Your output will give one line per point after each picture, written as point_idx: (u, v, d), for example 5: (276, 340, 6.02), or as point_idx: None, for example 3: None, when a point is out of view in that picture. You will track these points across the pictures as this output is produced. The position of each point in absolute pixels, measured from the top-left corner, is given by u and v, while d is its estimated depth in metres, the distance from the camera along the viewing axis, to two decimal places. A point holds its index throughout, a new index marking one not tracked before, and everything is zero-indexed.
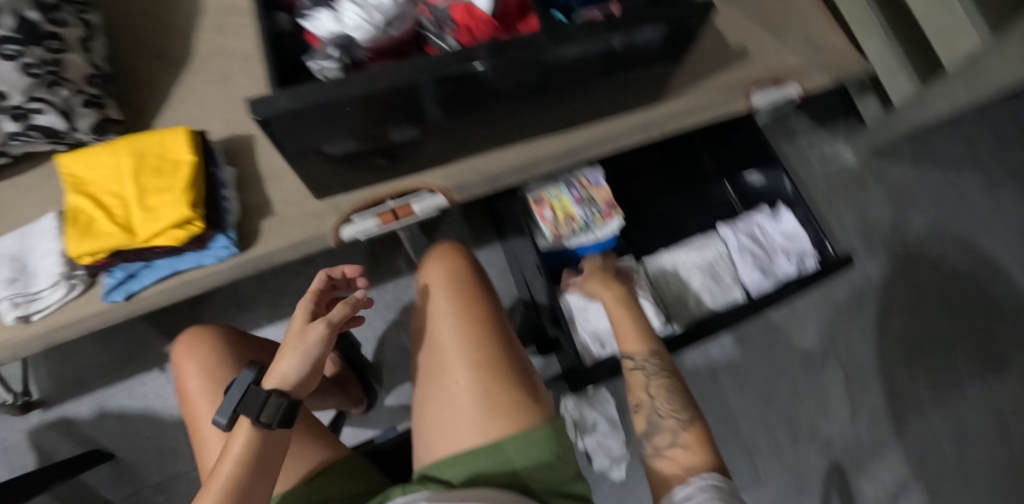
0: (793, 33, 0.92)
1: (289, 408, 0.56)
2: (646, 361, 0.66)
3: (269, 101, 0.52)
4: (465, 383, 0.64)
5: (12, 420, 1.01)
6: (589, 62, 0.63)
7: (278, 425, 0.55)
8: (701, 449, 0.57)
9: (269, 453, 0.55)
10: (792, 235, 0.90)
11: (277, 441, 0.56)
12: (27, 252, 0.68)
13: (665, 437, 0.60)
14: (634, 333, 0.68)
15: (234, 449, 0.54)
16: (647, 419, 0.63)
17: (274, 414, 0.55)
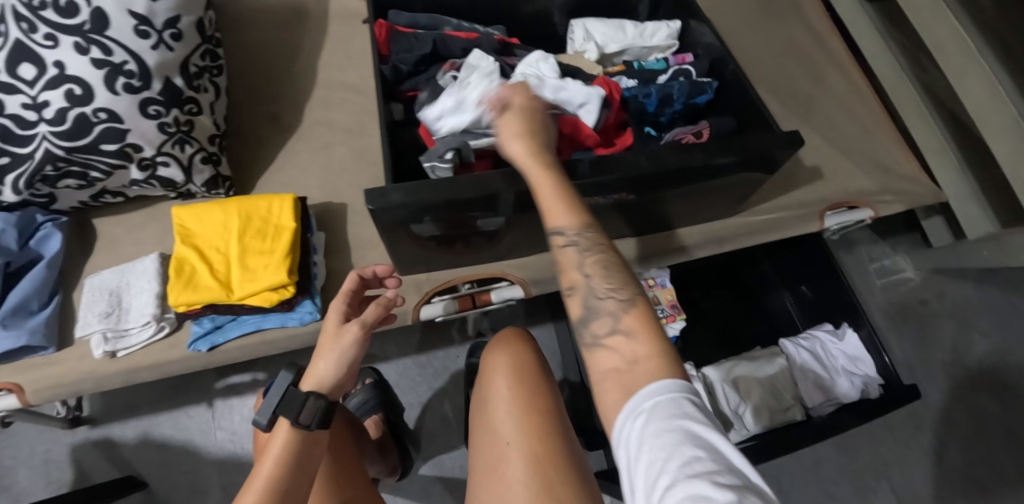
0: (867, 158, 0.93)
1: (327, 410, 0.56)
2: (578, 233, 0.48)
3: (385, 193, 0.57)
4: (522, 470, 0.63)
5: (59, 433, 1.04)
6: (677, 181, 0.67)
7: (316, 427, 0.55)
8: (652, 336, 0.43)
9: (303, 461, 0.55)
10: (855, 357, 0.89)
11: (312, 447, 0.56)
12: (123, 288, 0.72)
13: (604, 323, 0.45)
14: (562, 204, 0.49)
15: (271, 453, 0.54)
16: (583, 302, 0.47)
17: (313, 414, 0.55)
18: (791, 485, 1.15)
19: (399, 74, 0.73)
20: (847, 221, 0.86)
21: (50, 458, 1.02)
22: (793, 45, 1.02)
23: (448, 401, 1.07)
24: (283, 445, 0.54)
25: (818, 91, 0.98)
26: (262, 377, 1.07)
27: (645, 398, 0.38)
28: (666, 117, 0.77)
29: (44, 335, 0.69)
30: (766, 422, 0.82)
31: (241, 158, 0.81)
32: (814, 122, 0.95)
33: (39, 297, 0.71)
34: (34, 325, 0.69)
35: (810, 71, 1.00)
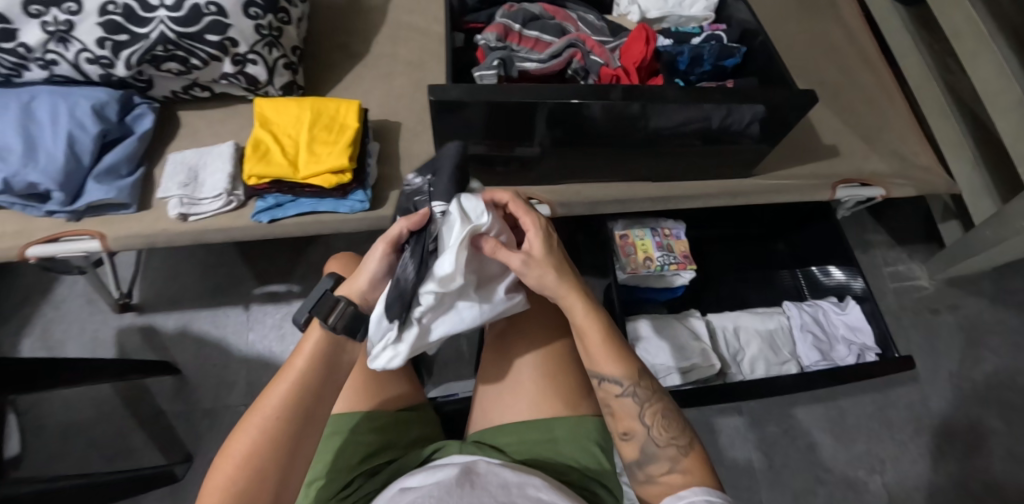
0: (886, 144, 0.98)
1: (356, 316, 0.54)
2: (633, 387, 0.54)
3: (445, 88, 0.67)
4: (531, 361, 0.66)
5: (110, 316, 1.15)
6: (698, 118, 0.76)
7: (342, 329, 0.53)
8: (701, 473, 0.51)
9: (333, 358, 0.54)
10: (856, 328, 0.92)
11: (338, 347, 0.54)
12: (200, 166, 0.81)
13: (660, 465, 0.53)
14: (608, 352, 0.55)
15: (304, 350, 0.53)
16: (641, 449, 0.54)
17: (342, 317, 0.53)
18: (783, 464, 1.16)
19: (465, 6, 0.83)
20: (859, 196, 0.92)
21: (98, 336, 1.12)
22: (824, 38, 1.08)
23: (465, 334, 1.14)
24: (316, 348, 0.52)
25: (845, 80, 1.04)
26: (296, 290, 1.17)
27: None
28: (695, 76, 0.83)
29: (128, 195, 0.79)
30: (762, 370, 0.89)
31: (313, 75, 0.92)
32: (837, 105, 1.01)
33: (128, 164, 0.81)
34: (121, 184, 0.79)
35: (838, 63, 1.06)
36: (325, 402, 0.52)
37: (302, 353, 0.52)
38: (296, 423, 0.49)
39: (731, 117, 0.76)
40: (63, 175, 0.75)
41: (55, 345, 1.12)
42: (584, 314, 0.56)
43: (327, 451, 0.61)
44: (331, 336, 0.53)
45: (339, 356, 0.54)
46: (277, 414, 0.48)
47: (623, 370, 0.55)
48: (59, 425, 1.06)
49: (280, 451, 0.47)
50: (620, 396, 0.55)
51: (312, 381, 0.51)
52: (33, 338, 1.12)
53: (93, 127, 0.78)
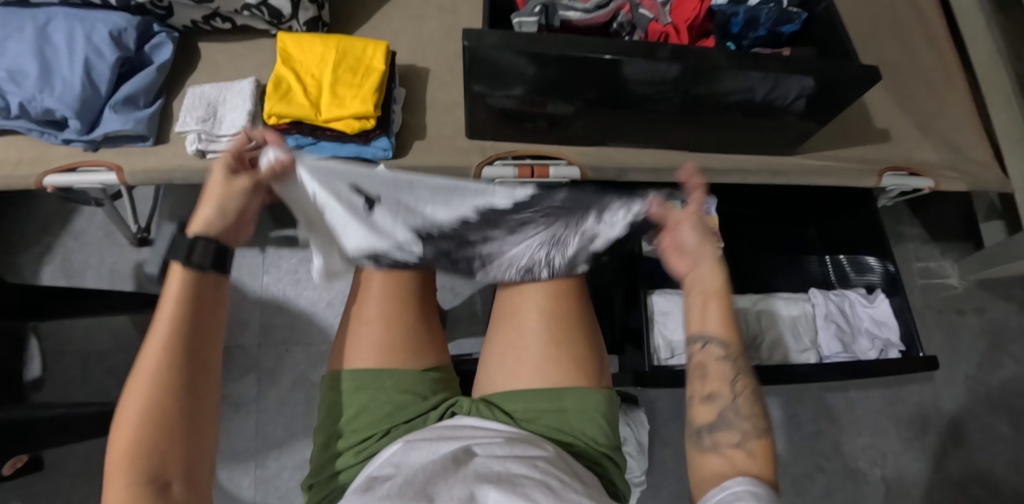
0: (939, 131, 0.92)
1: (220, 252, 0.52)
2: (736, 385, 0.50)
3: (480, 35, 0.63)
4: (540, 333, 0.63)
5: (128, 249, 1.15)
6: (738, 96, 0.73)
7: (211, 268, 0.51)
8: (767, 462, 0.45)
9: (199, 322, 0.48)
10: (882, 322, 0.89)
11: (204, 307, 0.49)
12: (219, 102, 0.78)
13: (730, 435, 0.47)
14: (729, 327, 0.53)
15: (170, 297, 0.48)
16: (716, 412, 0.49)
17: (206, 253, 0.50)
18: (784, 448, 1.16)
19: None
20: (904, 186, 0.87)
21: (116, 269, 1.13)
22: (887, 13, 1.00)
23: (479, 294, 1.12)
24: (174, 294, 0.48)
25: (905, 60, 0.97)
26: None
27: (724, 490, 0.43)
28: (749, 40, 0.77)
29: (146, 126, 0.77)
30: (780, 356, 0.87)
31: (341, 12, 0.87)
32: (894, 87, 0.94)
33: (147, 95, 0.78)
34: (138, 116, 0.77)
35: (900, 41, 0.98)
36: (206, 362, 0.48)
37: (166, 304, 0.47)
38: (184, 374, 0.45)
39: (774, 94, 0.72)
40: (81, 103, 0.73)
41: (76, 275, 1.12)
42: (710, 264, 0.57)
43: (352, 410, 0.60)
44: (191, 288, 0.49)
45: (206, 297, 0.50)
46: (161, 366, 0.44)
47: (728, 334, 0.52)
48: (79, 352, 1.08)
49: (178, 403, 0.44)
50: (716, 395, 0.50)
51: (186, 329, 0.47)
52: (53, 266, 1.13)
53: (111, 55, 0.75)
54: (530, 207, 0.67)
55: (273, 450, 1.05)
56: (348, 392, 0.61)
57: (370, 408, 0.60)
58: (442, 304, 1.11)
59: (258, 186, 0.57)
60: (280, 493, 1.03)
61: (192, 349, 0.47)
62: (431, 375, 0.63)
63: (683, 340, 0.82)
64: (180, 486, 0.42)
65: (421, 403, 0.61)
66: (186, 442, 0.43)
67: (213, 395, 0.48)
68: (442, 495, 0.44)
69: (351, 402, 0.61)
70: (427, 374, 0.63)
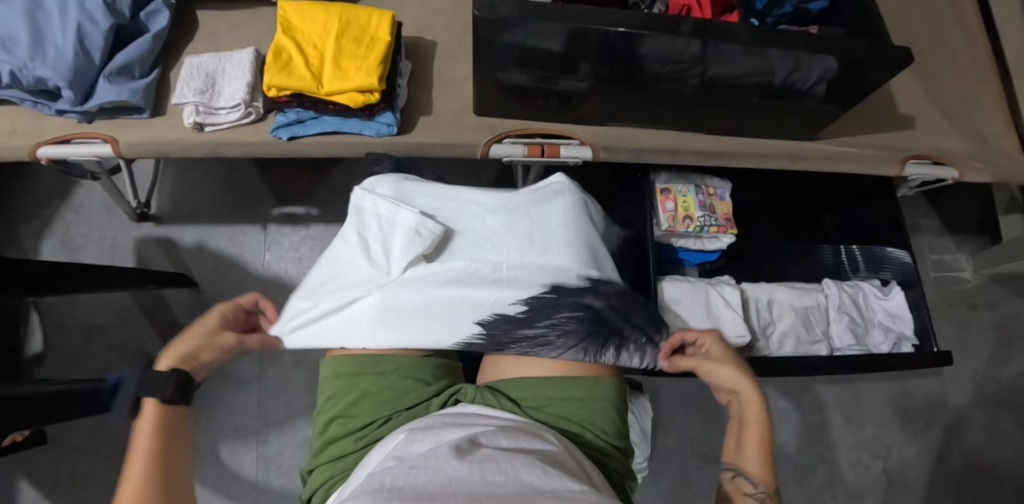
0: (966, 119, 0.88)
1: (184, 383, 0.50)
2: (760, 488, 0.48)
3: (492, 3, 0.59)
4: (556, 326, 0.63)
5: (127, 224, 1.13)
6: (760, 75, 0.69)
7: (180, 399, 0.49)
8: None
9: (188, 415, 0.51)
10: (896, 315, 0.87)
11: (187, 406, 0.52)
12: (218, 73, 0.75)
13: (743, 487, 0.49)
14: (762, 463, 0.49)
15: (143, 434, 0.47)
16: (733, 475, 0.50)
17: (174, 389, 0.49)
18: (788, 439, 1.14)
19: None
20: (927, 176, 0.84)
21: (116, 244, 1.11)
22: None
23: None
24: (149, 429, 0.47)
25: (934, 44, 0.93)
26: (315, 214, 1.14)
27: None
28: (772, 18, 0.74)
29: (142, 98, 0.74)
30: (790, 347, 0.85)
31: None
32: (920, 72, 0.90)
33: (142, 65, 0.76)
34: (134, 86, 0.74)
35: (929, 24, 0.94)
36: (184, 487, 0.45)
37: (138, 438, 0.46)
38: (163, 496, 0.43)
39: (798, 73, 0.69)
40: (73, 72, 0.71)
41: (75, 249, 1.11)
42: (743, 381, 0.56)
43: (351, 396, 0.59)
44: (164, 417, 0.48)
45: (178, 426, 0.49)
46: (139, 494, 0.42)
47: (765, 475, 0.49)
48: (79, 326, 1.07)
49: (177, 468, 0.45)
50: (750, 495, 0.48)
51: (164, 459, 0.45)
52: (52, 240, 1.11)
53: (104, 22, 0.72)
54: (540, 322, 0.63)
55: (274, 428, 1.04)
56: (349, 377, 0.60)
57: (370, 393, 0.59)
58: None
59: (226, 346, 0.57)
60: (281, 471, 1.02)
61: (170, 478, 0.44)
62: (433, 361, 0.62)
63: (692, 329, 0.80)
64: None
65: (424, 389, 0.60)
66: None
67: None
68: (443, 494, 0.41)
69: (351, 388, 0.59)
70: (431, 361, 0.62)
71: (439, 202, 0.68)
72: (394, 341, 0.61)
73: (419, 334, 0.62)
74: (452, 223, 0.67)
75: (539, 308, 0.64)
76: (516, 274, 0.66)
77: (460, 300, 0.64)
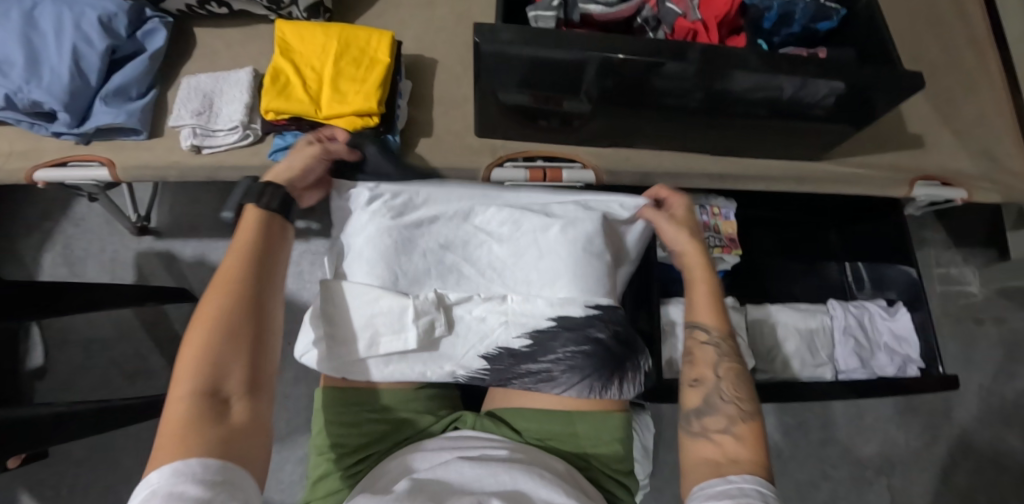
0: (976, 139, 0.87)
1: (285, 200, 0.54)
2: (719, 339, 0.57)
3: (494, 31, 0.58)
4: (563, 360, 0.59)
5: (128, 238, 1.12)
6: (763, 99, 0.69)
7: (276, 211, 0.53)
8: (756, 446, 0.49)
9: (267, 250, 0.50)
10: (902, 337, 0.86)
11: (271, 234, 0.51)
12: (216, 94, 0.74)
13: (718, 421, 0.51)
14: (711, 307, 0.59)
15: (242, 234, 0.50)
16: (704, 397, 0.54)
17: (272, 201, 0.53)
18: (791, 455, 1.13)
19: None
20: (936, 197, 0.82)
21: (116, 257, 1.11)
22: (927, 9, 0.94)
23: None
24: (250, 231, 0.50)
25: (944, 61, 0.91)
26: (315, 228, 1.13)
27: (724, 482, 0.44)
28: (779, 38, 0.73)
29: (139, 120, 0.74)
30: (795, 371, 0.83)
31: None
32: (929, 90, 0.89)
33: (140, 85, 0.75)
34: (131, 108, 0.73)
35: (938, 40, 0.92)
36: (247, 335, 0.45)
37: (232, 248, 0.49)
38: (251, 300, 0.46)
39: (801, 98, 0.68)
40: (69, 94, 0.70)
41: (76, 263, 1.11)
42: (689, 243, 0.63)
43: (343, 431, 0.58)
44: (263, 225, 0.51)
45: (272, 234, 0.52)
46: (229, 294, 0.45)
47: (717, 325, 0.58)
48: (80, 340, 1.08)
49: (236, 319, 0.44)
50: (705, 345, 0.57)
51: (257, 267, 0.48)
52: (53, 253, 1.11)
53: (100, 43, 0.71)
54: (547, 356, 0.60)
55: (275, 443, 1.04)
56: (339, 412, 0.58)
57: (364, 429, 0.58)
58: None
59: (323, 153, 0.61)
60: (281, 486, 1.02)
61: (260, 281, 0.48)
62: (427, 393, 0.62)
63: None
64: (239, 402, 0.42)
65: (419, 420, 0.60)
66: (249, 358, 0.44)
67: (271, 318, 0.48)
68: None
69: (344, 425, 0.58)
70: (423, 393, 0.62)
71: (453, 229, 0.64)
72: (398, 374, 0.60)
73: (423, 366, 0.61)
74: (463, 253, 0.64)
75: (545, 342, 0.60)
76: (520, 307, 0.62)
77: (465, 334, 0.62)
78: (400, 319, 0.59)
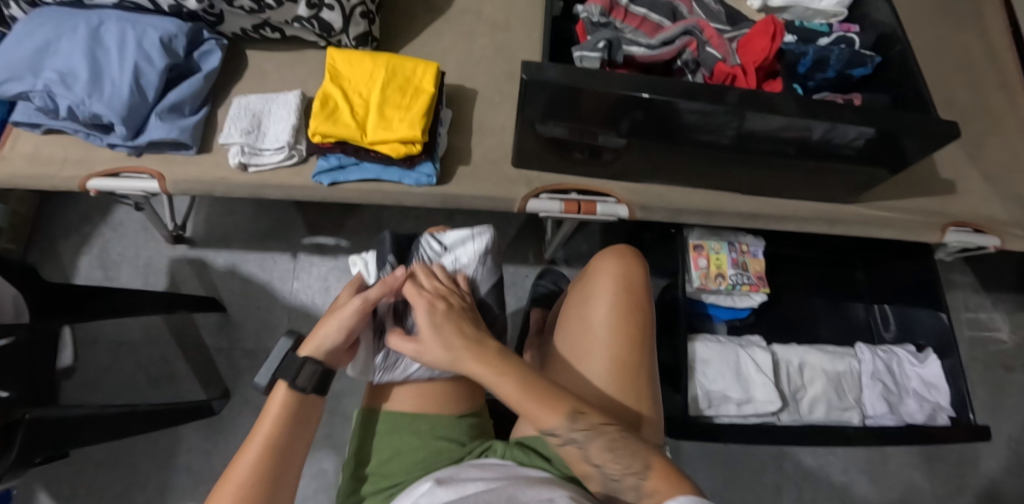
0: (1010, 187, 0.87)
1: (325, 376, 0.57)
2: (568, 434, 0.51)
3: (540, 68, 0.59)
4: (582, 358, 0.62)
5: (163, 245, 1.16)
6: (786, 144, 0.70)
7: (312, 390, 0.56)
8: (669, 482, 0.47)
9: (297, 425, 0.54)
10: (932, 384, 0.85)
11: (304, 411, 0.55)
12: (264, 114, 0.78)
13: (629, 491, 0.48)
14: (542, 403, 0.52)
15: (269, 416, 0.53)
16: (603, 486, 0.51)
17: (310, 379, 0.55)
18: (812, 498, 1.11)
19: None
20: (967, 242, 0.83)
21: (150, 264, 1.14)
22: (962, 54, 0.95)
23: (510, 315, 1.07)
24: (278, 411, 0.54)
25: (979, 108, 0.91)
26: (345, 245, 1.15)
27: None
28: (814, 82, 0.74)
29: (190, 135, 0.78)
30: (822, 414, 0.82)
31: (391, 27, 0.86)
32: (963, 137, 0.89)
33: (192, 103, 0.79)
34: (183, 124, 0.77)
35: (973, 85, 0.93)
36: None
37: (263, 418, 0.54)
38: (264, 491, 0.49)
39: (824, 140, 0.68)
40: (127, 109, 0.74)
41: (111, 267, 1.14)
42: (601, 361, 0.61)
43: (386, 453, 0.60)
44: (287, 407, 0.54)
45: (304, 407, 0.55)
46: (242, 480, 0.48)
47: (563, 415, 0.52)
48: (109, 342, 1.10)
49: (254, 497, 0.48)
50: (565, 444, 0.52)
51: (279, 445, 0.52)
52: (90, 257, 1.15)
53: (160, 61, 0.76)
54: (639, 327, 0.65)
55: None
56: (384, 434, 0.61)
57: (404, 452, 0.60)
58: None
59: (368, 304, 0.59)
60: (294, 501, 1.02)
61: (287, 450, 0.52)
62: (467, 421, 0.63)
63: (721, 393, 0.79)
64: None
65: (454, 448, 0.60)
66: None
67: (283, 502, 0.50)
68: None
69: (384, 446, 0.61)
70: (461, 421, 0.63)
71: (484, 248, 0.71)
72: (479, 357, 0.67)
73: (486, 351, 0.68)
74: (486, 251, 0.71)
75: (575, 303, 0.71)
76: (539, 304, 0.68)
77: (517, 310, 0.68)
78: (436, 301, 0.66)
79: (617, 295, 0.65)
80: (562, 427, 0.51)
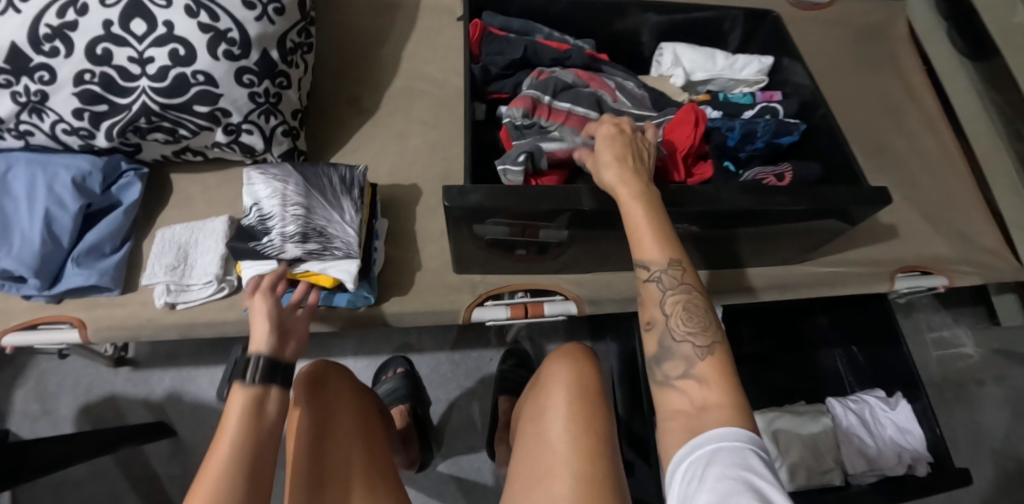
0: (949, 224, 0.88)
1: (275, 368, 0.51)
2: (664, 275, 0.51)
3: (463, 193, 0.57)
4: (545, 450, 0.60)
5: (104, 370, 1.09)
6: (732, 218, 0.65)
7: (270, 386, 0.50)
8: (721, 387, 0.47)
9: (267, 429, 0.48)
10: (906, 429, 0.84)
11: (269, 413, 0.49)
12: (190, 244, 0.74)
13: (677, 365, 0.49)
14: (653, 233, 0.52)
15: (231, 423, 0.47)
16: (657, 341, 0.51)
17: (262, 374, 0.50)
18: None
19: (488, 73, 0.75)
20: (918, 285, 0.83)
21: (91, 392, 1.07)
22: (883, 96, 0.98)
23: (478, 403, 1.04)
24: (238, 417, 0.47)
25: (907, 147, 0.94)
26: None
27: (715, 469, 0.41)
28: (746, 153, 0.74)
29: (111, 277, 0.73)
30: (803, 480, 0.80)
31: (319, 136, 0.84)
32: (898, 181, 0.91)
33: (113, 241, 0.75)
34: (103, 267, 0.73)
35: (899, 126, 0.95)
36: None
37: (227, 423, 0.47)
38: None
39: (767, 214, 0.63)
40: (39, 260, 0.69)
41: (49, 400, 1.06)
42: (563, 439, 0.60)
43: None
44: (251, 408, 0.48)
45: (266, 415, 0.49)
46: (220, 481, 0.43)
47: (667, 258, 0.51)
48: (50, 485, 1.02)
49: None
50: (652, 285, 0.51)
51: (252, 452, 0.45)
52: (25, 392, 1.07)
53: (73, 204, 0.71)
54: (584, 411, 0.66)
55: None
56: None
57: None
58: (434, 417, 1.02)
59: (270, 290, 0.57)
60: None
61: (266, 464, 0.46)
62: None
63: None
64: None
65: None
66: None
67: None
68: None
69: None
70: None
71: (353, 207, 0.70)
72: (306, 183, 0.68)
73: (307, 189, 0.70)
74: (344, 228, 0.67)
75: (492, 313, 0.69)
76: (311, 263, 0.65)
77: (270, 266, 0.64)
78: (321, 231, 0.65)
79: (573, 403, 0.63)
80: (659, 263, 0.51)
